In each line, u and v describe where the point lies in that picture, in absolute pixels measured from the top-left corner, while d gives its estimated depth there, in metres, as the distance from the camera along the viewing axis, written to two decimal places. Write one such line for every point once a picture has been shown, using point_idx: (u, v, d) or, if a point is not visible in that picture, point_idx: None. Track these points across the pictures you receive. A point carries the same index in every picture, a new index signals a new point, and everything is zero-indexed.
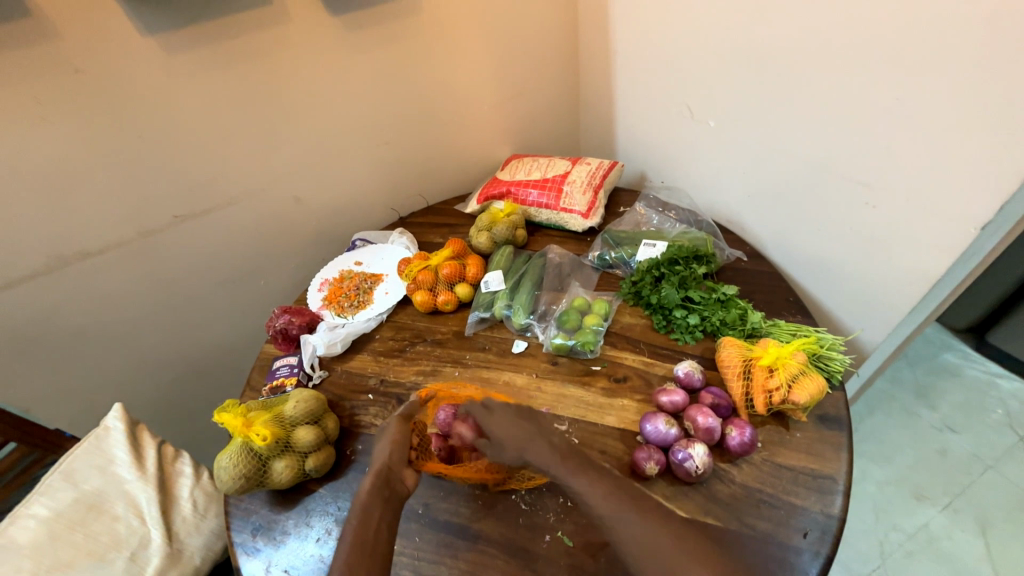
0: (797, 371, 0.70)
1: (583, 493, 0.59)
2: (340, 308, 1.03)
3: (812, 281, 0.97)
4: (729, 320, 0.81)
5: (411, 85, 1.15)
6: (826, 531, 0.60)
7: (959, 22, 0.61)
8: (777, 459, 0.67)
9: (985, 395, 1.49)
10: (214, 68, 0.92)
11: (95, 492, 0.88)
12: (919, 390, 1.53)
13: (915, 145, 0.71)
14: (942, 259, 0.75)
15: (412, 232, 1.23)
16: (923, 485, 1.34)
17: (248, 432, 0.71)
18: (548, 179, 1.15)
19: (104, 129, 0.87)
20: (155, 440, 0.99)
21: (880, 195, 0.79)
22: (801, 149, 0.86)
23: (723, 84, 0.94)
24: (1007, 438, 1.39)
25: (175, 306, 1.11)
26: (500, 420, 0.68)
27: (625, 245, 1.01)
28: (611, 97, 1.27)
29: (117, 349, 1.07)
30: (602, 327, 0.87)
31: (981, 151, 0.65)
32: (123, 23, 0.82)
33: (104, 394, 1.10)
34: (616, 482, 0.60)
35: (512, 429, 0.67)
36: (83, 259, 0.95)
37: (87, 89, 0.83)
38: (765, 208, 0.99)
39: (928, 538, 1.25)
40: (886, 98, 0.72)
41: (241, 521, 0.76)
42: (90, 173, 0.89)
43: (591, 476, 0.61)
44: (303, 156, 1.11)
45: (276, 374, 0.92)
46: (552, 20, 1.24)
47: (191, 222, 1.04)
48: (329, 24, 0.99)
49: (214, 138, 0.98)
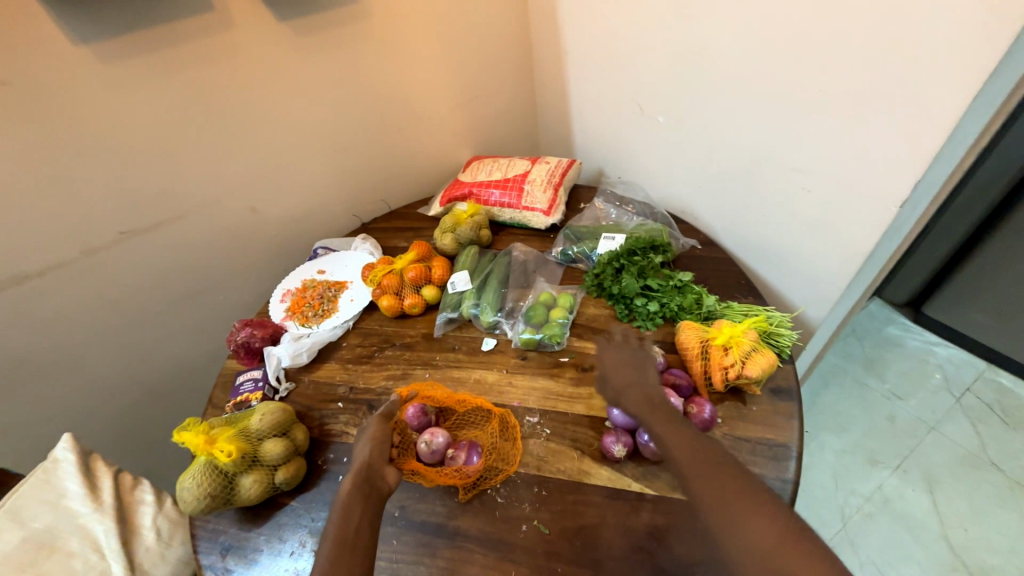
0: (750, 348, 0.74)
1: (668, 447, 0.58)
2: (304, 318, 1.01)
3: (761, 265, 1.03)
4: (686, 305, 0.85)
5: (366, 90, 1.14)
6: (783, 495, 0.64)
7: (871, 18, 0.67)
8: (735, 433, 0.71)
9: (924, 363, 1.61)
10: (156, 77, 0.89)
11: (46, 529, 0.83)
12: (867, 362, 1.64)
13: (841, 131, 0.77)
14: (873, 236, 0.81)
15: (375, 237, 1.22)
16: (876, 450, 1.44)
17: (211, 449, 0.69)
18: (509, 178, 1.17)
19: (36, 144, 0.83)
20: (111, 469, 0.95)
21: (814, 180, 0.85)
22: (743, 140, 0.92)
23: (669, 80, 0.98)
24: (945, 400, 1.51)
25: (127, 327, 1.06)
26: (615, 363, 0.72)
27: (586, 240, 1.04)
28: (566, 96, 1.31)
29: (63, 376, 1.01)
30: (568, 319, 0.90)
31: (895, 135, 0.71)
32: (52, 31, 0.78)
33: (51, 425, 1.04)
34: (706, 444, 0.57)
35: (630, 372, 0.70)
36: (20, 283, 0.89)
37: (15, 102, 0.79)
38: (714, 197, 1.04)
39: (882, 499, 1.34)
40: (813, 90, 0.78)
41: (209, 543, 0.73)
42: (23, 191, 0.84)
43: (681, 434, 0.59)
44: (257, 165, 1.08)
45: (240, 389, 0.89)
46: (504, 23, 1.26)
47: (139, 238, 1.00)
48: (277, 30, 0.97)
49: (161, 149, 0.95)
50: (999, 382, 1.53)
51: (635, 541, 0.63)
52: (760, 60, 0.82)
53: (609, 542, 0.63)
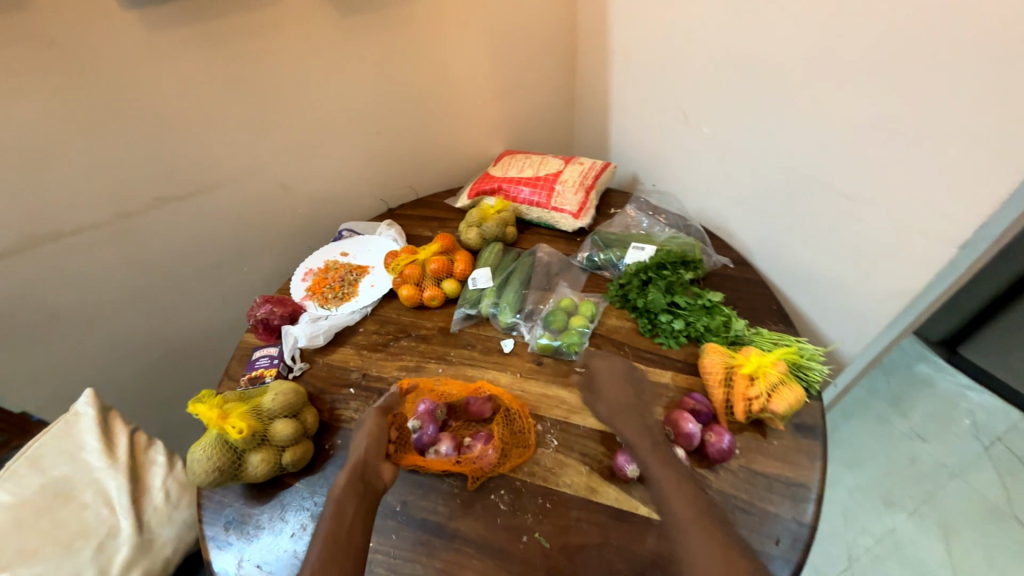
0: (777, 380, 0.71)
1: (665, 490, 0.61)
2: (324, 299, 1.01)
3: (796, 291, 0.99)
4: (713, 327, 0.82)
5: (405, 74, 1.12)
6: (798, 539, 0.61)
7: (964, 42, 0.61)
8: (752, 466, 0.68)
9: (954, 406, 1.53)
10: (198, 47, 0.88)
11: (64, 479, 0.85)
12: (894, 400, 1.57)
13: (902, 163, 0.73)
14: (922, 274, 0.77)
15: (400, 224, 1.21)
16: (892, 492, 1.38)
17: (223, 424, 0.70)
18: (540, 177, 1.14)
19: (84, 105, 0.84)
20: (127, 427, 0.96)
21: (862, 208, 0.80)
22: (790, 160, 0.88)
23: (720, 88, 0.94)
24: (974, 447, 1.44)
25: (154, 290, 1.08)
26: (617, 396, 0.74)
27: (614, 247, 1.01)
28: (607, 96, 1.27)
29: (90, 333, 1.04)
30: (587, 328, 0.87)
31: (968, 171, 0.66)
32: None
33: (75, 379, 1.07)
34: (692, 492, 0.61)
35: (627, 413, 0.72)
36: (57, 239, 0.92)
37: (63, 63, 0.79)
38: (756, 214, 0.99)
39: (894, 542, 1.29)
40: (876, 114, 0.73)
41: (213, 514, 0.74)
42: (69, 150, 0.86)
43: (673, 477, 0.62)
44: (290, 142, 1.08)
45: (255, 365, 0.90)
46: (550, 14, 1.22)
47: (171, 206, 1.01)
48: (321, 6, 0.95)
49: (200, 120, 0.95)
50: None
51: (636, 567, 0.61)
52: (826, 77, 0.77)
53: (609, 564, 0.62)
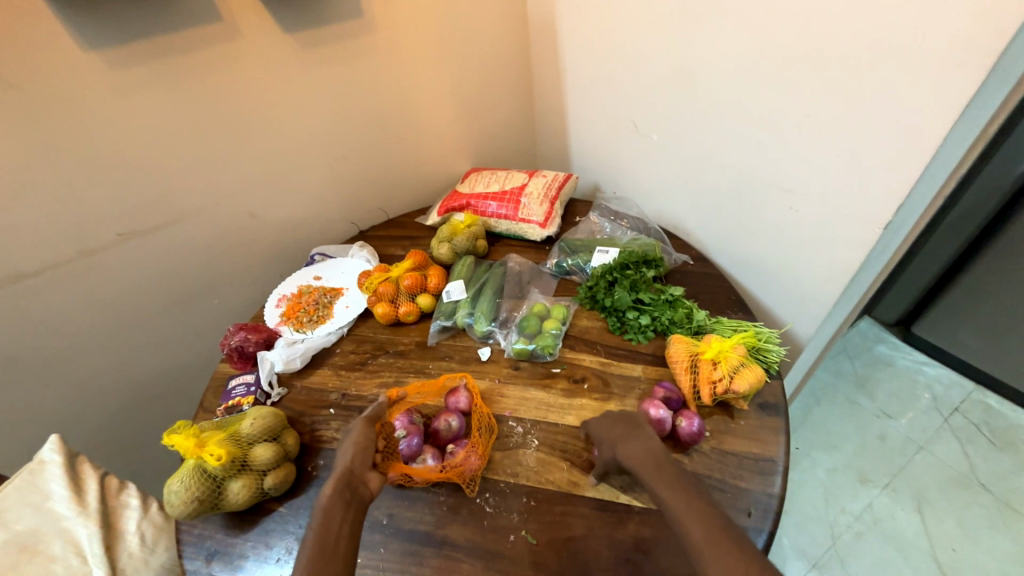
0: (738, 363, 0.76)
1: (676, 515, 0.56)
2: (299, 323, 1.01)
3: (752, 281, 1.06)
4: (676, 319, 0.86)
5: (368, 101, 1.16)
6: (768, 509, 0.65)
7: (870, 45, 0.68)
8: (723, 447, 0.72)
9: (914, 382, 1.62)
10: (161, 84, 0.90)
11: (29, 532, 0.75)
12: (859, 381, 1.65)
13: (831, 156, 0.80)
14: (856, 254, 0.84)
15: (372, 245, 1.23)
16: (867, 469, 1.44)
17: (201, 452, 0.69)
18: (506, 191, 1.19)
19: (43, 146, 0.84)
20: (98, 471, 0.86)
21: (800, 200, 0.88)
22: (733, 161, 0.95)
23: (664, 98, 1.01)
24: (935, 420, 1.52)
25: (122, 328, 1.06)
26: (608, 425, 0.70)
27: (580, 253, 1.06)
28: (563, 112, 1.34)
29: (53, 377, 1.00)
30: (560, 330, 0.91)
31: (883, 160, 0.74)
32: (62, 36, 0.79)
33: (38, 427, 1.02)
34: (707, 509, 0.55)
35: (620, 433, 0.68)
36: (17, 282, 0.89)
37: (22, 105, 0.80)
38: (708, 213, 1.06)
39: (873, 518, 1.34)
40: (802, 114, 0.80)
41: (194, 548, 0.72)
42: (28, 190, 0.85)
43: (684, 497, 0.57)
44: (258, 171, 1.09)
45: (232, 394, 0.89)
46: (504, 39, 1.29)
47: (136, 240, 1.00)
48: (282, 41, 0.99)
49: (165, 155, 0.96)
50: (987, 403, 1.54)
51: (621, 552, 0.63)
52: (755, 83, 0.85)
53: (596, 554, 0.64)
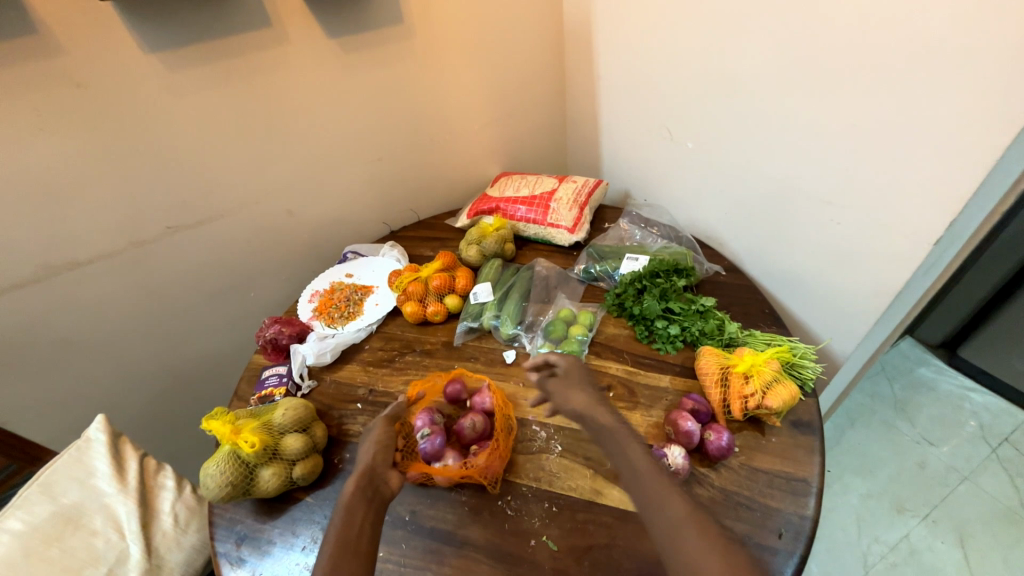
0: (772, 378, 0.74)
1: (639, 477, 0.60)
2: (330, 319, 1.04)
3: (788, 294, 1.03)
4: (707, 330, 0.85)
5: (404, 104, 1.19)
6: (800, 532, 0.62)
7: (924, 52, 0.65)
8: (753, 464, 0.70)
9: (959, 409, 1.53)
10: (211, 85, 0.95)
11: (73, 506, 0.79)
12: (897, 404, 1.57)
13: (877, 167, 0.77)
14: (902, 270, 0.81)
15: (402, 245, 1.25)
16: (904, 497, 1.36)
17: (236, 439, 0.72)
18: (536, 195, 1.19)
19: (104, 142, 0.89)
20: (137, 452, 0.90)
21: (842, 212, 0.84)
22: (771, 170, 0.93)
23: (701, 105, 1.00)
24: (981, 450, 1.43)
25: (166, 316, 1.11)
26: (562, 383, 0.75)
27: (609, 259, 1.05)
28: (596, 118, 1.33)
29: (102, 360, 1.06)
30: (586, 336, 0.90)
31: (933, 173, 0.71)
32: (125, 40, 0.84)
33: (86, 406, 1.08)
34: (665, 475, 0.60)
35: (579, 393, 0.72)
36: (74, 268, 0.95)
37: (87, 104, 0.85)
38: (743, 223, 1.04)
39: (909, 550, 1.27)
40: (846, 123, 0.78)
41: (225, 531, 0.75)
42: (88, 184, 0.91)
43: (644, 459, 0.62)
44: (297, 170, 1.13)
45: (265, 383, 0.92)
46: (539, 46, 1.30)
47: (183, 233, 1.05)
48: (325, 45, 1.02)
49: (212, 153, 1.01)
50: None
51: (645, 565, 0.62)
52: (797, 91, 0.82)
53: (619, 564, 0.63)
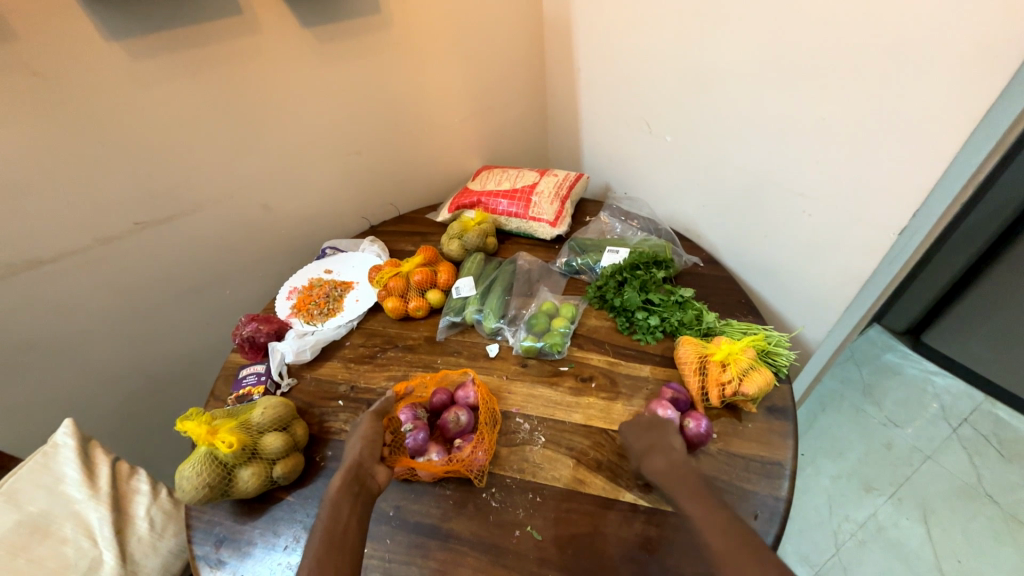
0: (747, 365, 0.76)
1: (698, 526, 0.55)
2: (309, 316, 1.02)
3: (763, 284, 1.05)
4: (686, 321, 0.86)
5: (382, 96, 1.17)
6: (775, 513, 0.65)
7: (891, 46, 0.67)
8: (730, 449, 0.72)
9: (923, 392, 1.61)
10: (179, 74, 0.91)
11: (41, 514, 0.76)
12: (866, 388, 1.63)
13: (847, 160, 0.79)
14: (870, 260, 0.84)
15: (383, 240, 1.24)
16: (872, 477, 1.43)
17: (213, 439, 0.70)
18: (517, 189, 1.19)
19: (65, 134, 0.85)
20: (109, 456, 0.87)
21: (814, 204, 0.87)
22: (746, 163, 0.95)
23: (678, 99, 1.01)
24: (943, 430, 1.51)
25: (136, 315, 1.07)
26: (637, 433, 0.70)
27: (590, 252, 1.06)
28: (576, 111, 1.34)
29: (68, 362, 1.02)
30: (569, 329, 0.91)
31: (899, 166, 0.73)
32: (85, 26, 0.80)
33: (52, 410, 1.04)
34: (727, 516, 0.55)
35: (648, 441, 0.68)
36: (35, 267, 0.91)
37: (46, 93, 0.81)
38: (719, 215, 1.06)
39: (877, 527, 1.33)
40: (818, 116, 0.80)
41: (203, 533, 0.74)
42: (48, 178, 0.86)
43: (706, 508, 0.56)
44: (272, 164, 1.10)
45: (243, 382, 0.90)
46: (519, 37, 1.29)
47: (152, 229, 1.01)
48: (300, 34, 1.00)
49: (182, 146, 0.97)
50: (997, 414, 1.52)
51: (627, 551, 0.64)
52: (771, 85, 0.84)
53: (602, 551, 0.64)
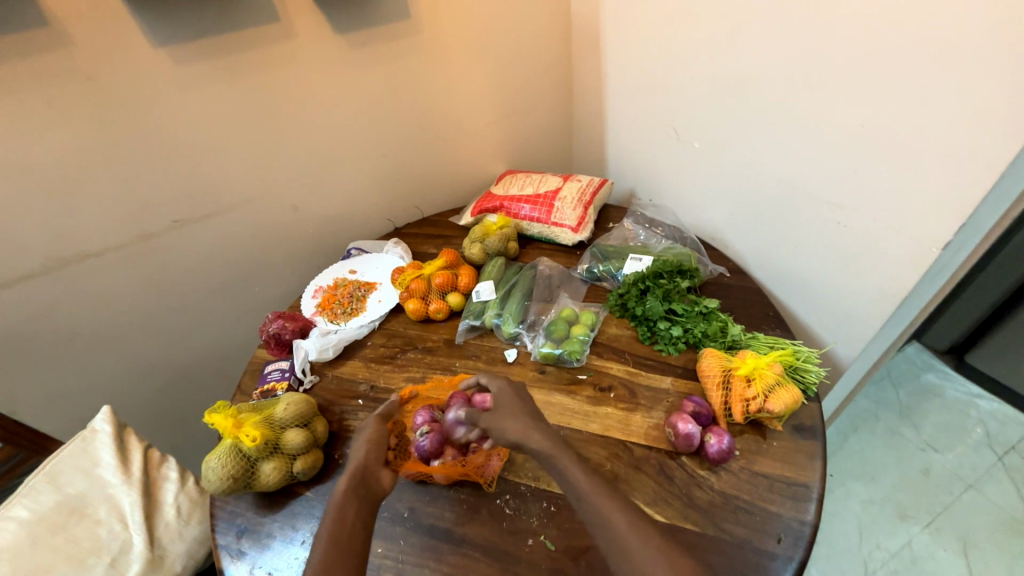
0: (774, 381, 0.73)
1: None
2: (333, 315, 1.05)
3: (793, 297, 1.02)
4: (710, 332, 0.84)
5: (410, 101, 1.19)
6: (800, 537, 0.62)
7: (939, 51, 0.64)
8: (753, 468, 0.69)
9: (966, 415, 1.51)
10: (219, 80, 0.95)
11: (78, 496, 0.80)
12: (903, 409, 1.55)
13: (888, 170, 0.76)
14: (910, 275, 0.80)
15: (406, 242, 1.26)
16: (907, 504, 1.35)
17: (238, 432, 0.72)
18: (540, 194, 1.19)
19: (114, 135, 0.90)
20: (142, 443, 0.91)
21: (850, 215, 0.84)
22: (779, 172, 0.92)
23: (708, 105, 0.99)
24: (987, 457, 1.42)
25: (172, 309, 1.12)
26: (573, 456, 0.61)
27: (612, 259, 1.05)
28: (602, 116, 1.33)
29: (109, 351, 1.07)
30: (588, 337, 0.90)
31: (944, 178, 0.70)
32: (135, 34, 0.84)
33: (94, 397, 1.10)
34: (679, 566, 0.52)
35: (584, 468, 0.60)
36: (83, 261, 0.96)
37: (98, 98, 0.86)
38: (749, 224, 1.03)
39: (910, 557, 1.26)
40: (857, 124, 0.77)
41: (226, 523, 0.76)
42: (96, 177, 0.91)
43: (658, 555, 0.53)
44: (303, 166, 1.14)
45: (268, 378, 0.93)
46: (547, 42, 1.29)
47: (190, 228, 1.06)
48: (333, 41, 1.02)
49: (219, 148, 1.01)
50: None
51: None
52: (806, 92, 0.81)
53: None
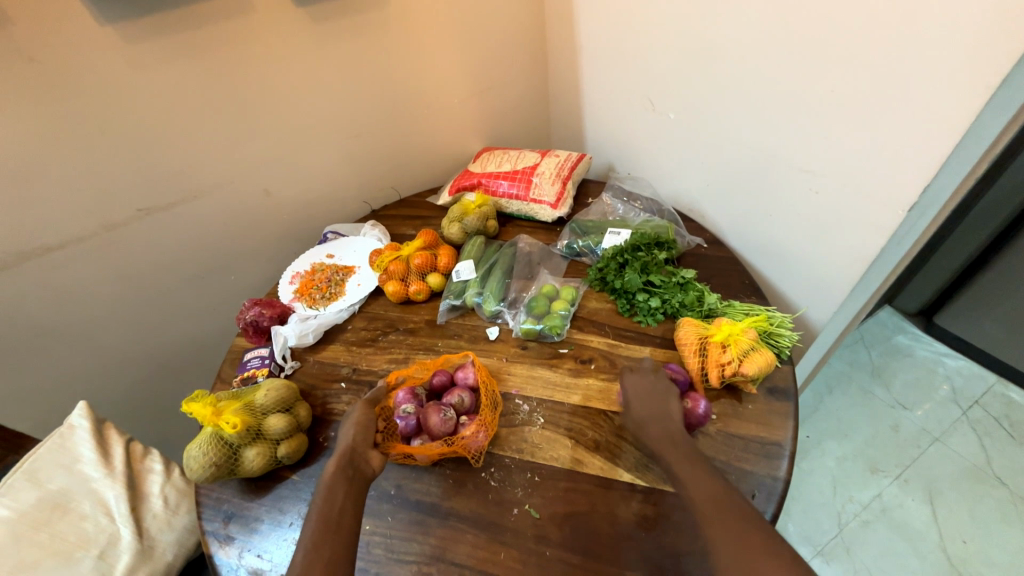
0: (748, 347, 0.75)
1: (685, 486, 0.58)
2: (312, 300, 1.03)
3: (767, 265, 1.04)
4: (687, 302, 0.86)
5: (379, 78, 1.15)
6: (772, 492, 0.65)
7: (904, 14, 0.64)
8: (729, 430, 0.72)
9: (933, 374, 1.58)
10: (173, 58, 0.90)
11: (61, 491, 0.79)
12: (874, 370, 1.61)
13: (856, 136, 0.76)
14: (876, 240, 0.82)
15: (384, 224, 1.24)
16: (878, 459, 1.42)
17: (217, 420, 0.71)
18: (518, 170, 1.18)
19: (66, 120, 0.86)
20: (123, 437, 0.90)
21: (821, 182, 0.85)
22: (751, 141, 0.92)
23: (681, 77, 0.98)
24: (952, 412, 1.49)
25: (144, 301, 1.09)
26: (639, 393, 0.71)
27: (591, 234, 1.05)
28: (578, 90, 1.31)
29: (81, 346, 1.05)
30: (569, 311, 0.91)
31: (909, 141, 0.71)
32: (78, 10, 0.79)
33: (69, 393, 1.07)
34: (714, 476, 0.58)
35: (650, 405, 0.69)
36: (44, 254, 0.93)
37: (43, 80, 0.81)
38: (724, 195, 1.04)
39: (881, 508, 1.32)
40: (826, 90, 0.77)
41: (212, 510, 0.76)
42: (49, 165, 0.87)
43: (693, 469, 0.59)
44: (272, 149, 1.10)
45: (248, 365, 0.92)
46: (519, 14, 1.25)
47: (156, 216, 1.02)
48: (293, 14, 0.98)
49: (180, 131, 0.97)
50: (1009, 397, 1.50)
51: (624, 529, 0.64)
52: (776, 59, 0.81)
53: (599, 529, 0.65)
